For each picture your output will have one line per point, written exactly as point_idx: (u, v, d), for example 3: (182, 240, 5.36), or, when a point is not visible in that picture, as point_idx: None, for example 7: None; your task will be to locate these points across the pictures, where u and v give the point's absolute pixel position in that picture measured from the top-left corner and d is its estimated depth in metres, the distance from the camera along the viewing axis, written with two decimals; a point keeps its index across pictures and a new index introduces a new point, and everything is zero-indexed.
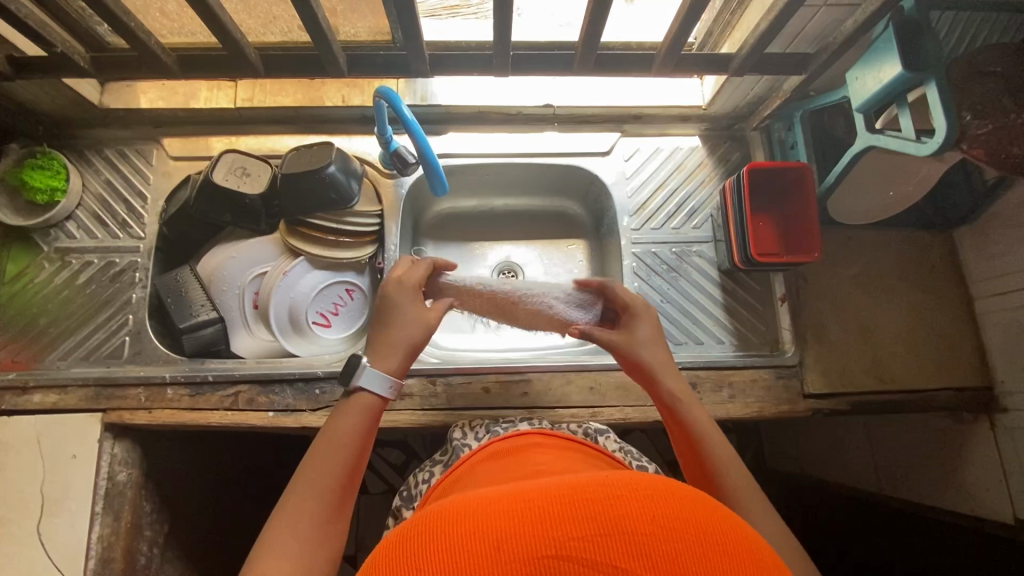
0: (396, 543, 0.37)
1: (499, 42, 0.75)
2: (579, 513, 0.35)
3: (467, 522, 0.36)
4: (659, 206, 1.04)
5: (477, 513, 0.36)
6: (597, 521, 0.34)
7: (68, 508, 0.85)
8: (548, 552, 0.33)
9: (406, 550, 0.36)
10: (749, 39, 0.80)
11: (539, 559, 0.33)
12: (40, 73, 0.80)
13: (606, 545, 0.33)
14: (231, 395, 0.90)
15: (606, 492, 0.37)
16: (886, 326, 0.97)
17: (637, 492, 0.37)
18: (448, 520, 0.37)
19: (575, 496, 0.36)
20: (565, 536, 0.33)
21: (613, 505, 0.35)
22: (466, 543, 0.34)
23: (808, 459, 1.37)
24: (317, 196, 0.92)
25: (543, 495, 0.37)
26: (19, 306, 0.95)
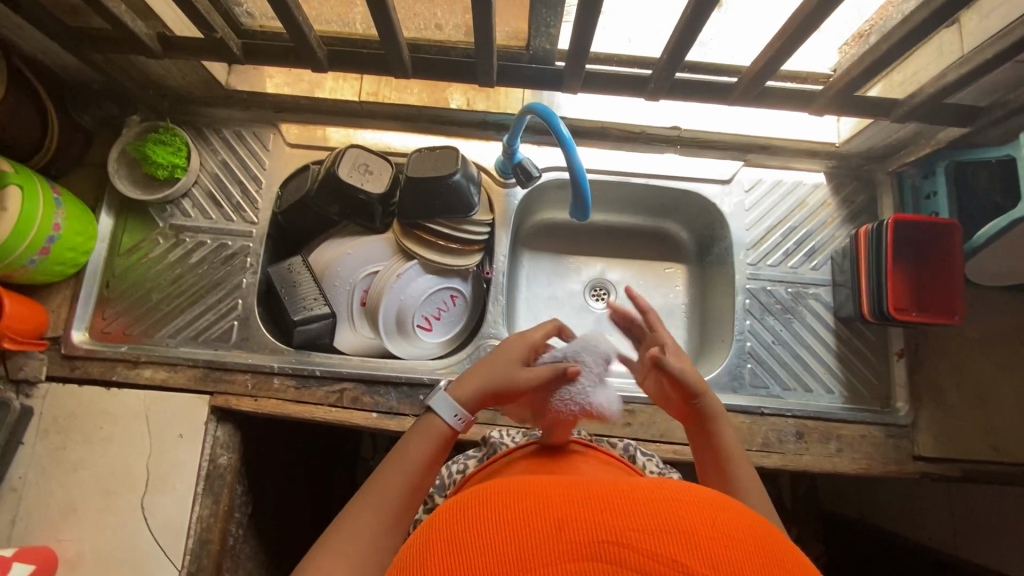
0: (453, 512, 0.36)
1: (665, 65, 0.74)
2: (643, 507, 0.33)
3: (529, 497, 0.35)
4: (777, 242, 1.00)
5: (539, 491, 0.35)
6: (662, 516, 0.33)
7: (173, 486, 0.87)
8: (611, 538, 0.31)
9: (462, 517, 0.35)
10: (925, 88, 0.75)
11: (599, 543, 0.31)
12: (187, 54, 0.78)
13: (668, 540, 0.31)
14: (336, 392, 0.90)
15: (666, 491, 0.35)
16: (1007, 394, 0.93)
17: (699, 497, 0.35)
18: (507, 492, 0.36)
19: (634, 492, 0.35)
20: (628, 525, 0.32)
21: (673, 505, 0.34)
22: (527, 517, 0.33)
23: (876, 509, 1.34)
24: (441, 202, 0.91)
25: (606, 486, 0.36)
26: (132, 279, 0.96)
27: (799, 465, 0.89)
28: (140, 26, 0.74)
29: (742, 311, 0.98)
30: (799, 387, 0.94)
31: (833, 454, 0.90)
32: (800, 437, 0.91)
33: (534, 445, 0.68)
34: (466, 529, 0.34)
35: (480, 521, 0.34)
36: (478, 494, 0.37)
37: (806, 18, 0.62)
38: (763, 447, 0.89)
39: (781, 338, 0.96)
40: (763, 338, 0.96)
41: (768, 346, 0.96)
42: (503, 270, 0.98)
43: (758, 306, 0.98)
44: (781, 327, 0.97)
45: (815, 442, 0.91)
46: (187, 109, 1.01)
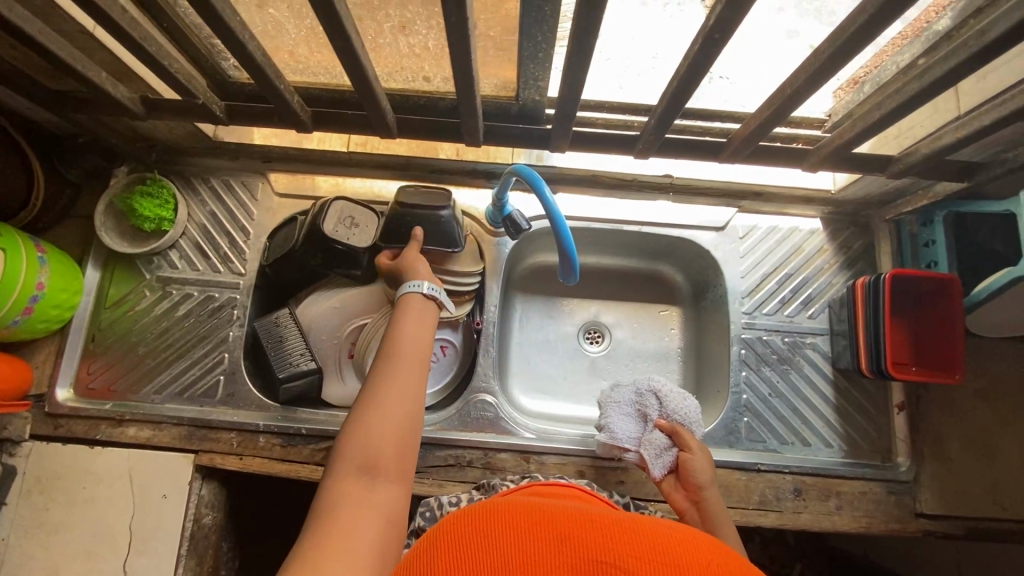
0: (477, 516, 0.46)
1: (653, 127, 0.73)
2: (638, 539, 0.42)
3: (545, 518, 0.44)
4: (772, 289, 0.99)
5: (553, 518, 0.44)
6: (651, 550, 0.41)
7: (155, 549, 0.85)
8: (606, 559, 0.40)
9: (487, 521, 0.45)
10: (920, 146, 0.74)
11: (597, 561, 0.40)
12: (169, 114, 0.78)
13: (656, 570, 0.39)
14: (323, 450, 0.88)
15: (663, 533, 0.43)
16: (1012, 449, 0.91)
17: (692, 541, 0.42)
18: (528, 510, 0.46)
19: (636, 529, 0.43)
20: (623, 552, 0.41)
21: (667, 545, 0.41)
22: (540, 531, 0.43)
23: (881, 553, 1.31)
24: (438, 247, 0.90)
25: (610, 519, 0.44)
26: (118, 332, 0.95)
27: (797, 524, 0.87)
28: (120, 90, 0.74)
29: (737, 362, 0.95)
30: (797, 441, 0.92)
31: (833, 512, 0.88)
32: (798, 494, 0.88)
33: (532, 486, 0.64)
34: (492, 531, 0.44)
35: (502, 528, 0.44)
36: (503, 511, 0.46)
37: (792, 90, 0.61)
38: (760, 506, 0.87)
39: (778, 390, 0.94)
40: (760, 390, 0.94)
41: (765, 398, 0.94)
42: (494, 321, 0.97)
43: (754, 356, 0.95)
44: (777, 379, 0.94)
45: (813, 500, 0.88)
46: (176, 159, 1.00)
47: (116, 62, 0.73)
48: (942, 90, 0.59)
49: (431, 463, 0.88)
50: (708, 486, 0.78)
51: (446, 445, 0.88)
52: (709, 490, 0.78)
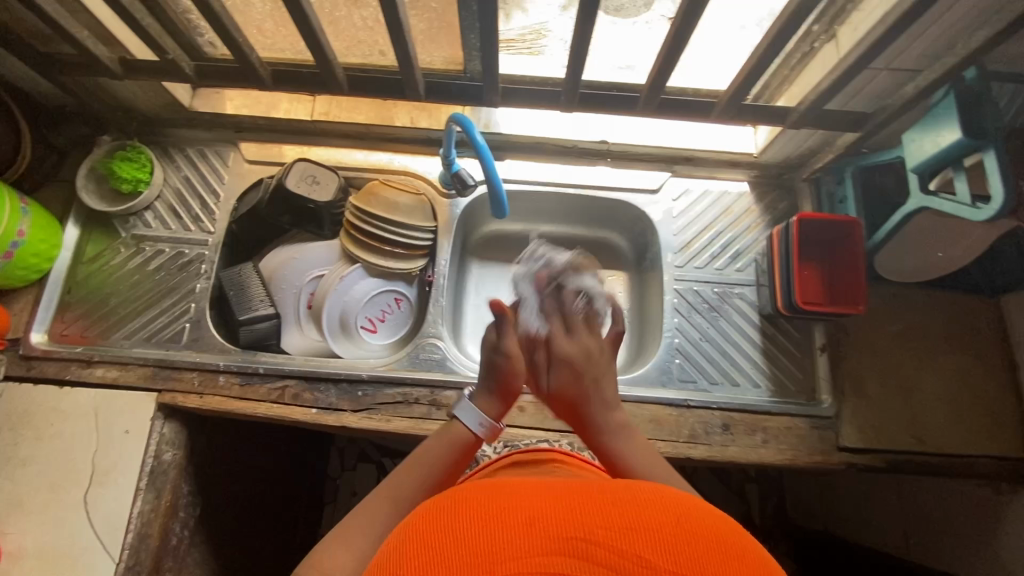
0: (435, 515, 0.39)
1: (571, 80, 0.83)
2: (609, 508, 0.37)
3: (508, 501, 0.38)
4: (704, 245, 1.06)
5: (515, 499, 0.38)
6: (622, 516, 0.36)
7: (116, 481, 0.89)
8: (580, 535, 0.35)
9: (441, 520, 0.38)
10: (810, 95, 0.83)
11: (570, 538, 0.34)
12: (148, 75, 0.88)
13: (634, 537, 0.35)
14: (278, 389, 0.94)
15: (631, 497, 0.39)
16: (926, 387, 0.97)
17: (661, 502, 0.39)
18: (486, 497, 0.39)
19: (605, 496, 0.39)
20: (595, 523, 0.36)
21: (639, 507, 0.38)
22: (502, 518, 0.36)
23: (833, 517, 1.34)
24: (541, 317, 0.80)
25: (574, 491, 0.40)
26: (94, 284, 1.02)
27: (725, 456, 0.92)
28: (101, 50, 0.83)
29: (670, 310, 1.03)
30: (726, 382, 0.98)
31: (759, 445, 0.93)
32: (726, 429, 0.94)
33: (514, 455, 0.72)
34: (448, 528, 0.37)
35: (462, 526, 0.36)
36: (464, 496, 0.40)
37: (677, 33, 0.71)
38: (690, 439, 0.92)
39: (708, 335, 1.01)
40: (691, 335, 1.01)
41: (696, 342, 1.01)
42: (445, 274, 1.03)
43: (685, 305, 1.03)
44: (707, 325, 1.02)
45: (741, 434, 0.93)
46: (155, 130, 1.09)
47: (99, 25, 0.83)
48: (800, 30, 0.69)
49: (380, 400, 0.93)
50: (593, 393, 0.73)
51: (395, 382, 0.94)
52: (592, 395, 0.72)
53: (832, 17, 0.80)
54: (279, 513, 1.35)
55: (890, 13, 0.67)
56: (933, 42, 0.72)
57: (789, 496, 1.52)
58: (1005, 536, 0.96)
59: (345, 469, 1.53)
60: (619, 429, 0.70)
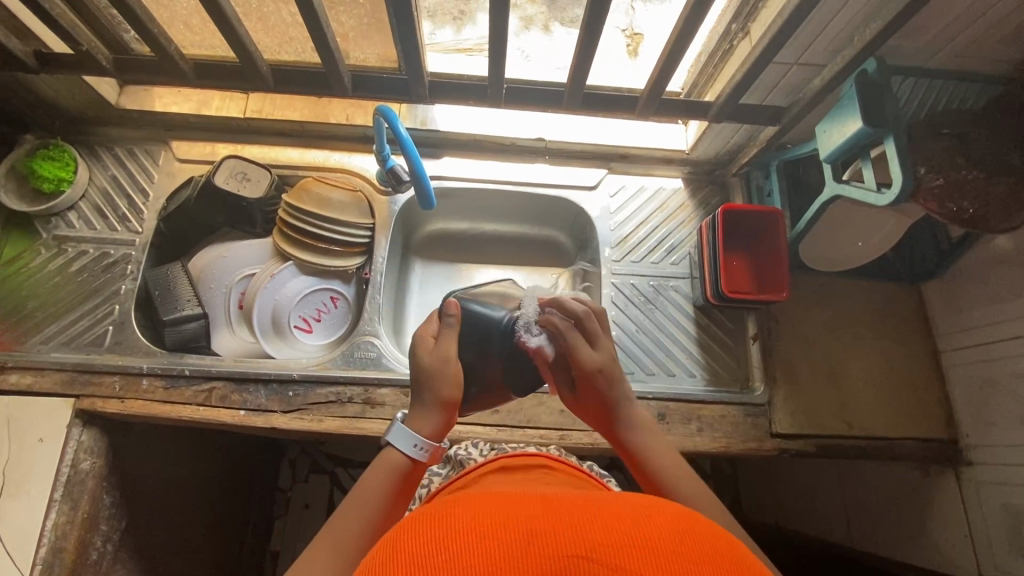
0: (424, 524, 0.36)
1: (494, 75, 0.85)
2: (612, 524, 0.35)
3: (501, 517, 0.35)
4: (640, 239, 1.08)
5: (511, 512, 0.36)
6: (630, 533, 0.34)
7: (28, 491, 0.85)
8: (581, 554, 0.32)
9: (430, 531, 0.35)
10: (726, 89, 0.87)
11: (571, 558, 0.32)
12: (64, 68, 0.86)
13: (642, 556, 0.32)
14: (205, 391, 0.91)
15: (635, 510, 0.37)
16: (855, 373, 1.00)
17: (664, 514, 0.36)
18: (482, 511, 0.36)
19: (610, 509, 0.37)
20: (599, 541, 0.33)
21: (644, 522, 0.35)
22: (500, 533, 0.34)
23: (781, 509, 1.35)
24: (480, 358, 0.69)
25: (571, 505, 0.37)
26: (10, 287, 0.97)
27: None
28: (14, 42, 0.81)
29: (607, 303, 1.04)
30: (661, 372, 1.00)
31: (695, 434, 0.94)
32: (662, 418, 0.95)
33: (501, 458, 0.64)
34: (436, 543, 0.33)
35: (454, 540, 0.33)
36: (451, 508, 0.37)
37: (591, 23, 0.73)
38: None
39: (644, 327, 1.03)
40: (628, 328, 1.02)
41: (633, 334, 1.02)
42: (382, 271, 1.02)
43: (622, 298, 1.04)
44: (643, 317, 1.03)
45: (676, 423, 0.94)
46: (81, 129, 1.06)
47: (10, 17, 0.81)
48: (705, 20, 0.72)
49: (312, 400, 0.91)
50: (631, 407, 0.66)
51: (328, 381, 0.92)
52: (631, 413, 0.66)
53: (746, 15, 0.84)
54: (220, 525, 1.30)
55: (790, 7, 0.71)
56: (834, 34, 0.75)
57: (741, 493, 1.53)
58: (934, 517, 0.99)
59: (296, 481, 1.48)
60: (644, 427, 0.66)
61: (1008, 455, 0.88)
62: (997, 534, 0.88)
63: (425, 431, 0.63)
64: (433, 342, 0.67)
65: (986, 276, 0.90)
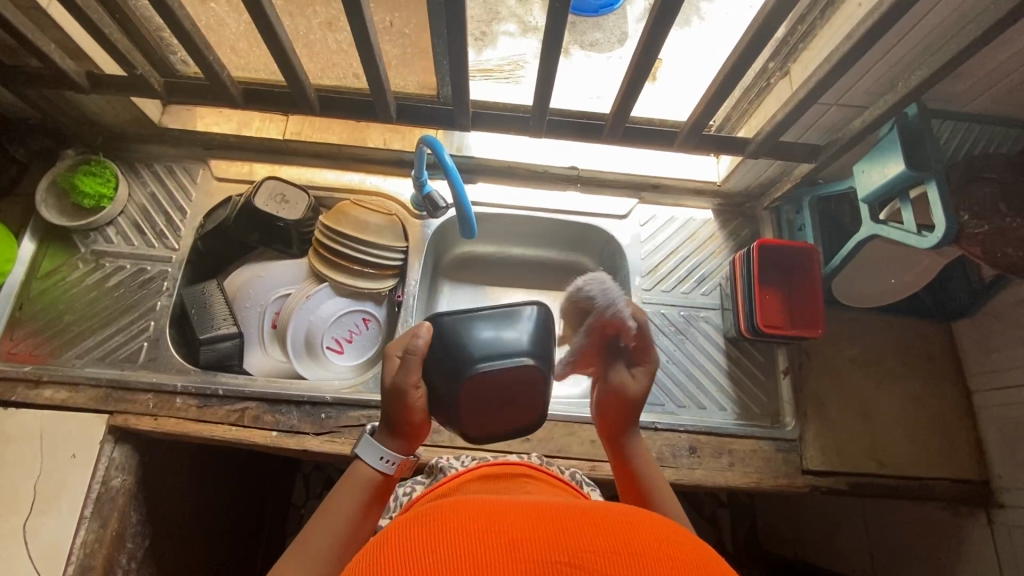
0: (412, 530, 0.37)
1: (538, 106, 0.86)
2: (593, 530, 0.36)
3: (486, 522, 0.36)
4: (670, 269, 1.09)
5: (497, 519, 0.37)
6: (610, 540, 0.35)
7: (59, 507, 0.85)
8: (564, 559, 0.34)
9: (416, 533, 0.36)
10: (766, 127, 0.88)
11: (555, 563, 0.33)
12: (115, 89, 0.87)
13: (619, 562, 0.34)
14: (238, 411, 0.91)
15: (616, 518, 0.38)
16: (886, 411, 0.99)
17: (643, 523, 0.38)
18: (468, 516, 0.37)
19: (591, 515, 0.38)
20: (579, 547, 0.34)
21: (623, 529, 0.37)
22: (485, 539, 0.35)
23: (801, 543, 1.33)
24: (452, 382, 0.61)
25: (559, 512, 0.38)
26: (47, 301, 0.98)
27: (692, 479, 0.92)
28: (69, 64, 0.83)
29: None
30: (692, 404, 0.99)
31: (726, 468, 0.93)
32: (693, 451, 0.94)
33: (482, 467, 0.64)
34: (424, 544, 0.35)
35: (441, 543, 0.35)
36: (439, 513, 0.38)
37: (640, 60, 0.74)
38: (657, 461, 0.93)
39: (675, 358, 1.03)
40: (658, 358, 1.02)
41: (663, 364, 1.02)
42: (415, 294, 1.03)
43: (652, 327, 1.05)
44: (674, 347, 1.03)
45: (707, 456, 0.94)
46: (122, 145, 1.08)
47: (67, 39, 0.83)
48: (753, 61, 0.74)
49: (344, 423, 0.91)
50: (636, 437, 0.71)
51: (361, 405, 0.92)
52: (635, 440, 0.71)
53: (786, 55, 0.85)
54: (236, 542, 1.29)
55: (836, 52, 0.72)
56: (878, 77, 0.76)
57: (759, 524, 1.51)
58: (964, 559, 0.98)
59: (310, 498, 1.47)
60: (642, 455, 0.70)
61: None
62: None
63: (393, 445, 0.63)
64: (401, 361, 0.64)
65: (1020, 317, 0.91)
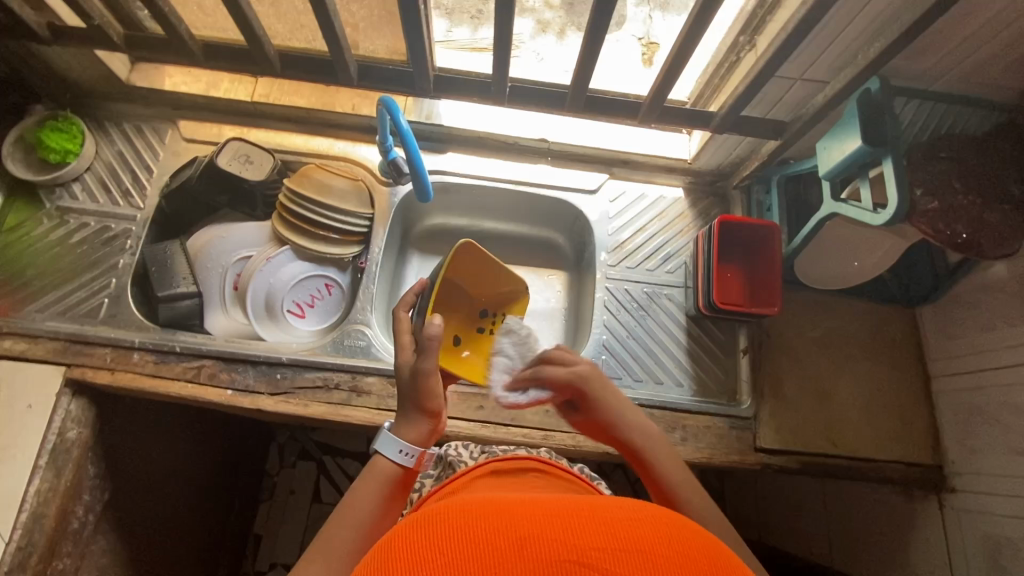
0: (423, 529, 0.37)
1: (498, 73, 0.85)
2: (599, 528, 0.36)
3: (495, 522, 0.37)
4: (637, 246, 1.08)
5: (505, 519, 0.37)
6: (616, 537, 0.35)
7: (13, 456, 0.86)
8: (573, 558, 0.34)
9: (420, 536, 0.36)
10: (730, 100, 0.87)
11: (561, 562, 0.33)
12: (75, 41, 0.87)
13: (627, 560, 0.34)
14: (195, 368, 0.92)
15: (623, 515, 0.38)
16: (843, 393, 0.99)
17: (650, 519, 0.38)
18: (478, 516, 0.37)
19: (596, 513, 0.38)
20: (587, 545, 0.34)
21: (629, 526, 0.37)
22: (493, 539, 0.35)
23: (764, 526, 1.34)
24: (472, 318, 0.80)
25: (565, 509, 0.39)
26: (10, 254, 0.98)
27: None
28: (28, 13, 0.83)
29: (600, 307, 1.04)
30: (649, 379, 1.00)
31: (679, 443, 0.94)
32: None
33: (491, 463, 0.66)
34: (432, 547, 0.35)
35: (451, 544, 0.35)
36: (450, 513, 0.38)
37: (595, 26, 0.73)
38: None
39: (635, 334, 1.03)
40: (619, 333, 1.02)
41: (623, 339, 1.02)
42: (378, 261, 1.03)
43: (615, 303, 1.05)
44: (635, 323, 1.03)
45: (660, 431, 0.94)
46: (90, 102, 1.07)
47: None
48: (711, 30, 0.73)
49: (299, 384, 0.92)
50: (615, 408, 0.70)
51: (316, 367, 0.93)
52: (617, 414, 0.70)
53: (753, 28, 0.84)
54: (204, 505, 1.30)
55: (794, 22, 0.71)
56: (839, 51, 0.76)
57: (727, 508, 1.52)
58: (914, 543, 0.98)
59: (283, 466, 1.49)
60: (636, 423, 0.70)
61: (990, 485, 0.88)
62: (975, 563, 0.88)
63: (411, 437, 0.64)
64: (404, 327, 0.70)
65: (979, 303, 0.90)
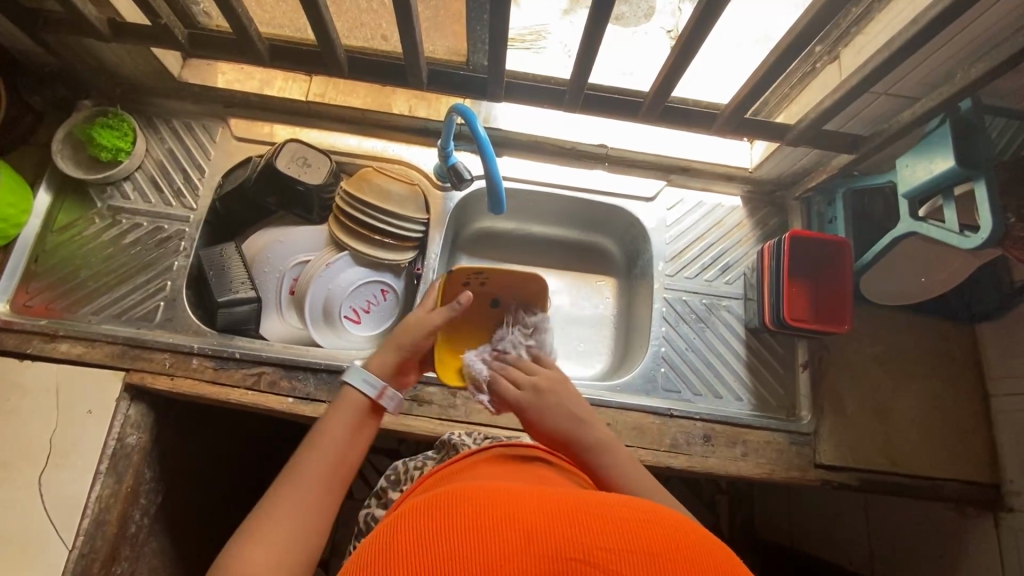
0: (427, 516, 0.37)
1: (576, 81, 0.83)
2: (606, 526, 0.36)
3: (503, 509, 0.36)
4: (694, 256, 1.07)
5: (513, 509, 0.36)
6: (626, 536, 0.35)
7: (75, 461, 0.85)
8: (578, 555, 0.34)
9: (429, 520, 0.36)
10: (810, 114, 0.85)
11: (567, 559, 0.34)
12: (137, 39, 0.84)
13: (635, 561, 0.34)
14: (254, 374, 0.91)
15: (634, 513, 0.38)
16: (901, 410, 0.99)
17: (660, 520, 0.37)
18: (484, 504, 0.37)
19: (604, 511, 0.37)
20: (593, 541, 0.34)
21: (638, 526, 0.36)
22: (500, 527, 0.35)
23: (797, 533, 1.34)
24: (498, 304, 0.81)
25: (573, 502, 0.38)
26: (63, 254, 0.97)
27: (704, 466, 0.92)
28: (90, 10, 0.80)
29: (658, 318, 1.03)
30: (709, 394, 0.99)
31: (739, 458, 0.93)
32: (707, 440, 0.94)
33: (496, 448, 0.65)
34: (437, 535, 0.35)
35: (456, 532, 0.35)
36: (456, 499, 0.38)
37: (690, 37, 0.70)
38: (671, 448, 0.93)
39: (694, 346, 1.02)
40: (677, 345, 1.02)
41: (681, 351, 1.01)
42: (434, 268, 1.02)
43: (674, 314, 1.03)
44: (694, 335, 1.02)
45: (721, 446, 0.94)
46: (139, 98, 1.04)
47: None
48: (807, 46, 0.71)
49: None
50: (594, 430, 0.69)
51: None
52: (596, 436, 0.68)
53: (836, 39, 0.82)
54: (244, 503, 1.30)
55: (896, 40, 0.69)
56: (935, 69, 0.73)
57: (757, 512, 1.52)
58: (967, 559, 0.98)
59: None
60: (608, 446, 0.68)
61: None
62: None
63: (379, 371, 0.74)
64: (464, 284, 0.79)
65: None
